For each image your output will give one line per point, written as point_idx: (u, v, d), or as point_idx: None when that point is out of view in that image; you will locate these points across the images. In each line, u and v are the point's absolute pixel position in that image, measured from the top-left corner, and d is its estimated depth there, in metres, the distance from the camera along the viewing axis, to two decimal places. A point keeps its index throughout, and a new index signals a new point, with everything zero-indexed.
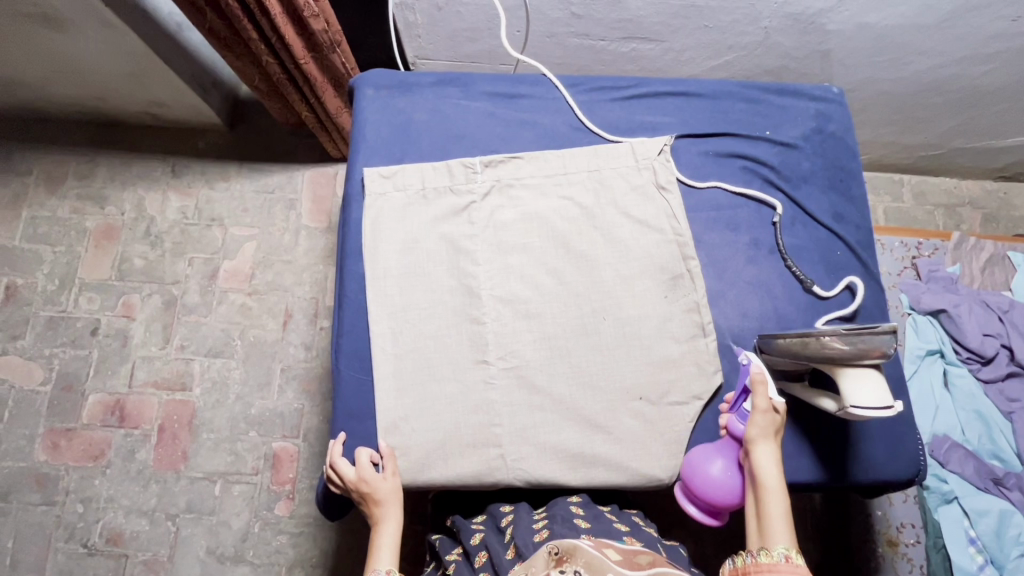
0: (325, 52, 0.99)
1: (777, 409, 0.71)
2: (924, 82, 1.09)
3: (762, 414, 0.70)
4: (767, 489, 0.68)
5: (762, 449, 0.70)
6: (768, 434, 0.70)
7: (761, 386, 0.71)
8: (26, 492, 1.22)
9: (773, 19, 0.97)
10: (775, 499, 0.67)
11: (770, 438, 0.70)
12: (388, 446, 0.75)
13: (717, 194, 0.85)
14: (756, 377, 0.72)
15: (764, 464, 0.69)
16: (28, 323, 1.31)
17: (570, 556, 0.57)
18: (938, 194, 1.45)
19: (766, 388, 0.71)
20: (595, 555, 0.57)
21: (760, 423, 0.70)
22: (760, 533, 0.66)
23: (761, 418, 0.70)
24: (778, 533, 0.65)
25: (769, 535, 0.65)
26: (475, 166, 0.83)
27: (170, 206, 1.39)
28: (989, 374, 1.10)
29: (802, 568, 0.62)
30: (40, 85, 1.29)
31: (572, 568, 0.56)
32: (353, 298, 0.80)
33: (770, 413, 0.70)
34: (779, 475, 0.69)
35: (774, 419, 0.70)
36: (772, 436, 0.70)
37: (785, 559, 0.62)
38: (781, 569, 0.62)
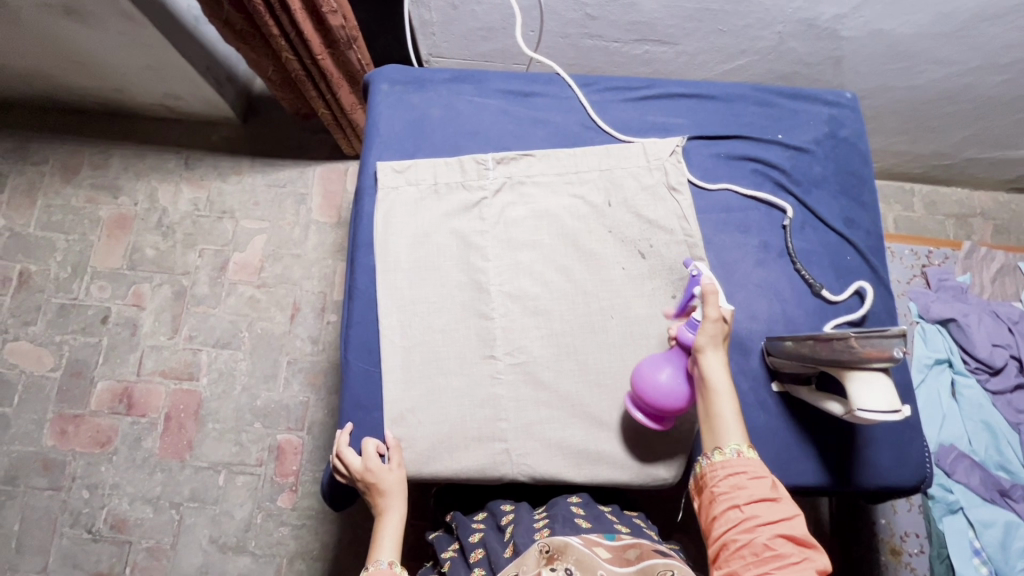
0: (342, 48, 0.99)
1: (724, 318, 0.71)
2: (936, 91, 1.09)
3: (712, 323, 0.70)
4: (716, 393, 0.68)
5: (712, 357, 0.69)
6: (716, 342, 0.70)
7: (711, 296, 0.71)
8: (33, 476, 1.24)
9: (786, 24, 0.97)
10: (725, 402, 0.68)
11: (719, 346, 0.70)
12: (394, 438, 0.75)
13: (728, 197, 0.86)
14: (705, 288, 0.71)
15: (714, 371, 0.69)
16: (39, 310, 1.33)
17: (561, 553, 0.61)
18: (949, 204, 1.44)
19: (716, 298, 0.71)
20: (584, 551, 0.61)
21: (710, 332, 0.70)
22: (712, 435, 0.67)
23: (711, 327, 0.70)
24: (730, 433, 0.67)
25: (721, 435, 0.67)
26: (487, 162, 0.84)
27: (182, 197, 1.40)
28: (997, 385, 1.09)
29: (754, 460, 0.65)
30: (58, 75, 1.30)
31: (563, 566, 0.60)
32: (363, 290, 0.80)
33: (718, 322, 0.70)
34: (728, 379, 0.69)
35: (722, 327, 0.70)
36: (720, 344, 0.71)
37: (737, 454, 0.65)
38: (735, 464, 0.64)
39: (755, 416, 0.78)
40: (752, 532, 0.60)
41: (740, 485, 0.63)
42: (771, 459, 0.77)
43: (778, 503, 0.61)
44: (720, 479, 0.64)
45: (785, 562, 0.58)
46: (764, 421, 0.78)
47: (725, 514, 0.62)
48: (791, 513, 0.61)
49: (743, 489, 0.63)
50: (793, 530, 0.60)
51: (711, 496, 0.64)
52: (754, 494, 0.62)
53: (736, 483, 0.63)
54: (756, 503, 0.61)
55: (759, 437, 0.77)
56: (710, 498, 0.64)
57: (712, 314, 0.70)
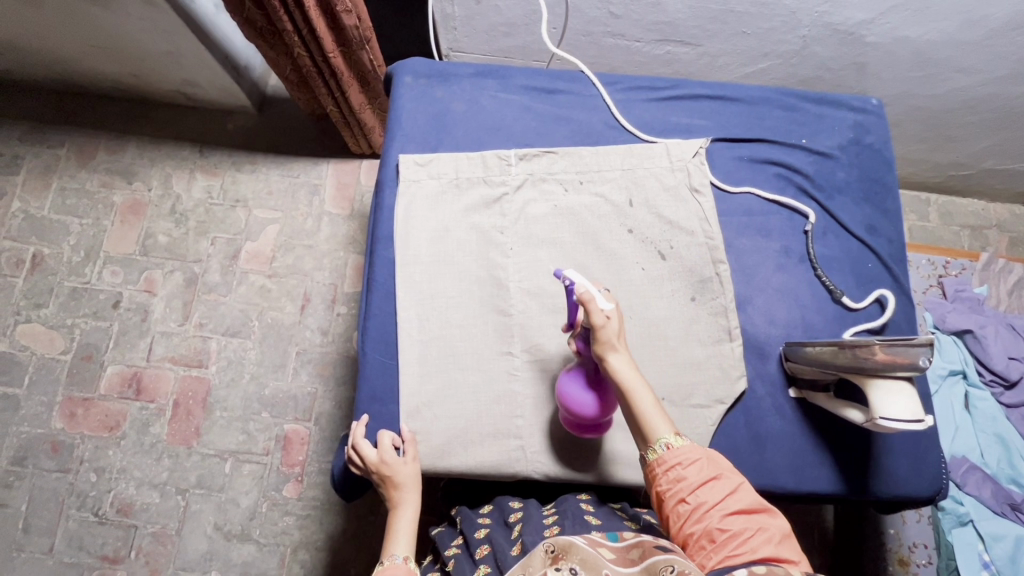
0: (354, 48, 0.99)
1: (613, 315, 0.68)
2: (958, 100, 1.08)
3: (603, 328, 0.67)
4: (634, 392, 0.67)
5: (616, 358, 0.67)
6: (615, 341, 0.68)
7: (590, 301, 0.67)
8: (42, 457, 1.24)
9: (811, 28, 0.96)
10: (643, 396, 0.67)
11: (619, 344, 0.68)
12: (410, 431, 0.75)
13: (750, 200, 0.85)
14: (584, 295, 0.67)
15: (623, 372, 0.67)
16: (52, 292, 1.33)
17: (566, 552, 0.59)
18: (965, 215, 1.43)
19: (597, 302, 0.67)
20: (589, 551, 0.59)
21: (604, 339, 0.67)
22: (642, 435, 0.67)
23: (604, 333, 0.67)
24: (656, 426, 0.66)
25: (648, 433, 0.66)
26: (510, 158, 0.83)
27: (196, 184, 1.40)
28: (1012, 398, 1.09)
29: (685, 447, 0.64)
30: (78, 58, 1.31)
31: (568, 565, 0.57)
32: (382, 281, 0.80)
33: (610, 324, 0.67)
34: (637, 372, 0.68)
35: (616, 325, 0.67)
36: (619, 340, 0.68)
37: (668, 448, 0.64)
38: (668, 459, 0.64)
39: (771, 420, 0.78)
40: (703, 520, 0.60)
41: (681, 477, 0.63)
42: (787, 464, 0.76)
43: (719, 482, 0.62)
44: (662, 477, 0.64)
45: (742, 539, 0.58)
46: (779, 426, 0.78)
47: (674, 510, 0.62)
48: (733, 487, 0.62)
49: (684, 479, 0.63)
50: (740, 505, 0.61)
51: (658, 496, 0.64)
52: (695, 482, 0.62)
53: (677, 476, 0.63)
54: (701, 489, 0.62)
55: (775, 442, 0.77)
56: (658, 499, 0.64)
57: (600, 320, 0.67)
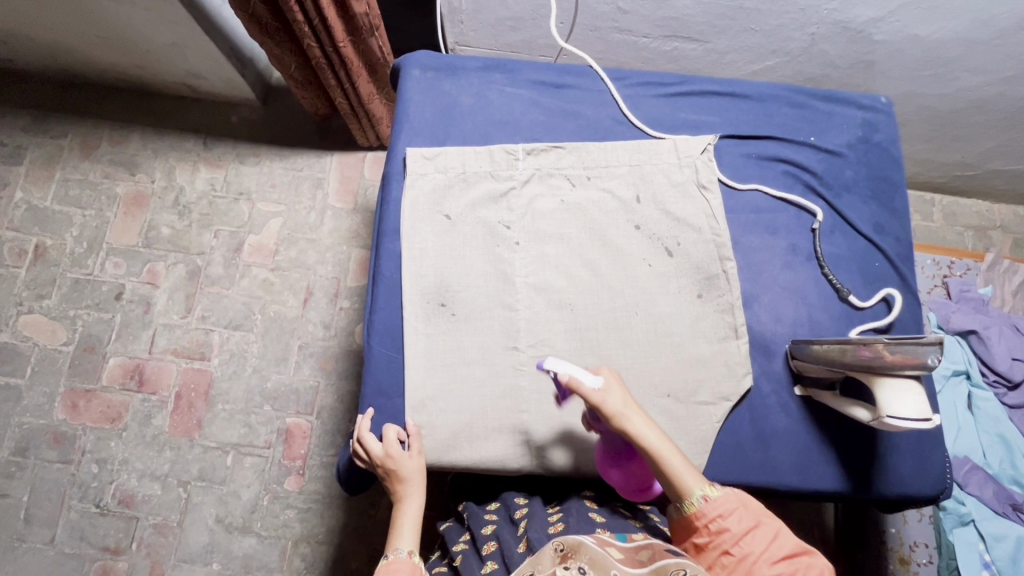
0: (364, 36, 0.99)
1: (607, 387, 0.68)
2: (966, 100, 1.07)
3: (605, 402, 0.67)
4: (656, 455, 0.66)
5: (632, 424, 0.67)
6: (624, 409, 0.67)
7: (580, 381, 0.68)
8: (44, 448, 1.24)
9: (820, 25, 0.96)
10: (669, 455, 0.66)
11: (628, 410, 0.67)
12: (415, 425, 0.75)
13: (757, 197, 0.85)
14: (571, 380, 0.68)
15: (642, 438, 0.66)
16: (54, 284, 1.33)
17: (575, 552, 0.60)
18: (969, 215, 1.43)
19: (586, 381, 0.68)
20: (597, 550, 0.60)
21: (608, 414, 0.67)
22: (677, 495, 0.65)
23: (607, 406, 0.67)
24: (687, 481, 0.65)
25: (682, 491, 0.65)
26: (517, 153, 0.83)
27: (199, 177, 1.40)
28: (1015, 399, 1.09)
29: (722, 499, 0.63)
30: (81, 48, 1.30)
31: (576, 565, 0.58)
32: (388, 274, 0.80)
33: (610, 395, 0.68)
34: (654, 432, 0.67)
35: (616, 395, 0.67)
36: (626, 406, 0.68)
37: (705, 501, 0.63)
38: (709, 513, 0.63)
39: (776, 418, 0.78)
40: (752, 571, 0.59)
41: (723, 529, 0.62)
42: (792, 462, 0.76)
43: (761, 529, 0.61)
44: (703, 529, 0.63)
45: None
46: (784, 424, 0.78)
47: (718, 562, 0.61)
48: (775, 532, 0.61)
49: (726, 531, 0.62)
50: (784, 549, 0.60)
51: (700, 550, 0.63)
52: (738, 532, 0.61)
53: (718, 528, 0.62)
54: (746, 537, 0.61)
55: (780, 439, 0.77)
56: (699, 553, 0.63)
57: (597, 397, 0.67)
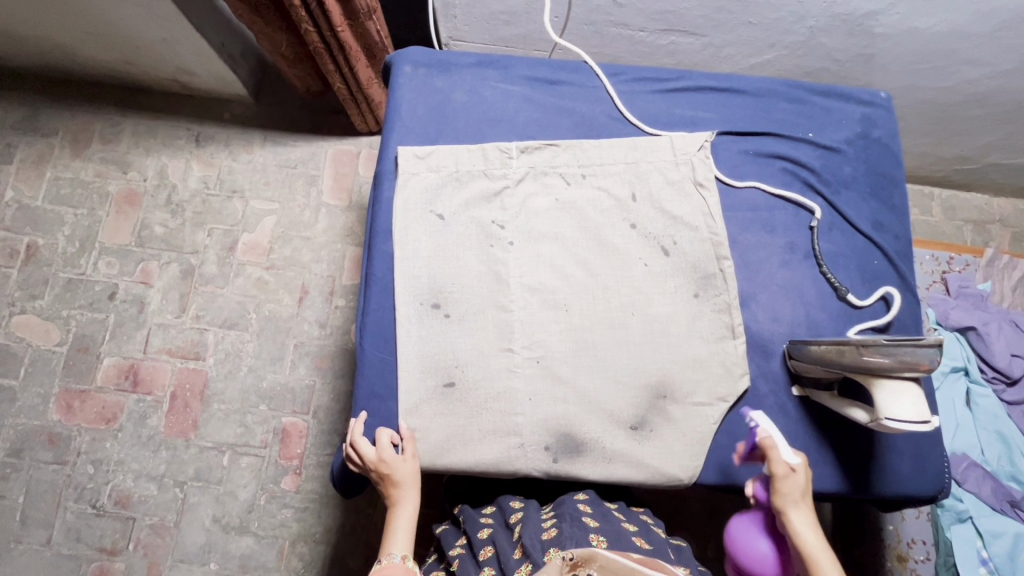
0: (362, 20, 0.97)
1: (797, 469, 0.69)
2: (967, 93, 1.06)
3: (785, 480, 0.69)
4: (814, 558, 0.65)
5: (797, 514, 0.67)
6: (797, 496, 0.68)
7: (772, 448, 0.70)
8: (39, 449, 1.24)
9: (819, 18, 0.94)
10: (827, 567, 0.64)
11: (801, 500, 0.68)
12: (408, 429, 0.75)
13: (755, 195, 0.84)
14: (767, 439, 0.71)
15: (803, 534, 0.66)
16: (47, 284, 1.32)
17: (586, 560, 0.59)
18: (968, 209, 1.41)
19: (780, 450, 0.70)
20: (609, 557, 0.59)
21: (784, 492, 0.68)
22: None
23: (785, 484, 0.68)
24: None
25: None
26: (510, 150, 0.82)
27: (192, 174, 1.38)
28: (1013, 395, 1.09)
29: None
30: (71, 45, 1.28)
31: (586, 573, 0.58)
32: (380, 276, 0.79)
33: (794, 477, 0.69)
34: (821, 538, 0.66)
35: (800, 481, 0.68)
36: (802, 498, 0.68)
37: None
38: None
39: (774, 419, 0.77)
40: None
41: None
42: None
43: None
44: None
45: None
46: (782, 424, 0.77)
47: None
48: None
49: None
50: None
51: None
52: None
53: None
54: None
55: None
56: None
57: (783, 470, 0.69)
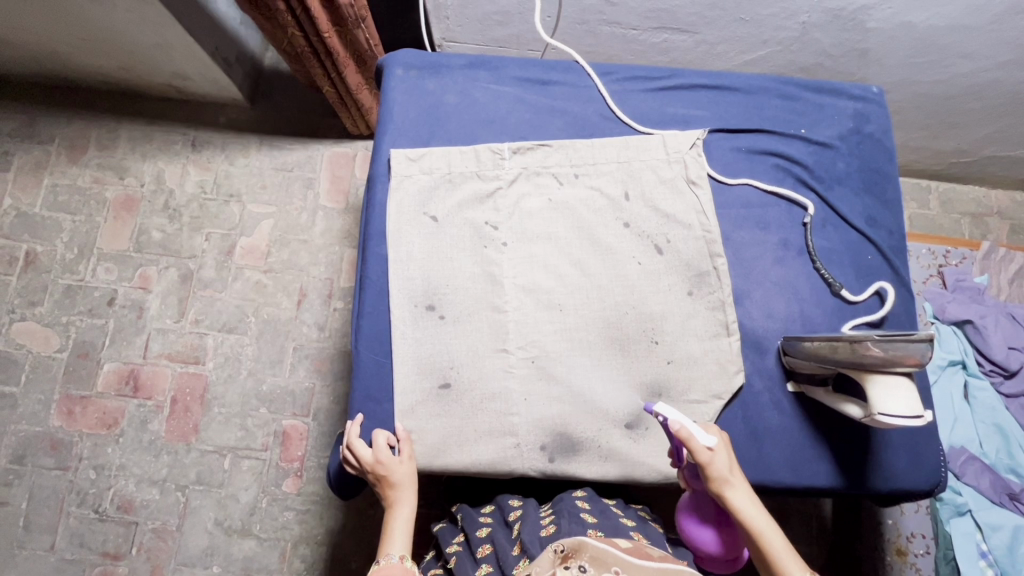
0: (349, 27, 0.97)
1: (717, 449, 0.67)
2: (963, 86, 1.05)
3: (713, 465, 0.67)
4: (761, 531, 0.65)
5: (734, 493, 0.67)
6: (728, 475, 0.67)
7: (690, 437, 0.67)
8: (41, 455, 1.24)
9: (812, 14, 0.94)
10: (772, 536, 0.65)
11: (732, 477, 0.67)
12: (405, 430, 0.75)
13: (748, 192, 0.84)
14: (682, 432, 0.67)
15: (745, 512, 0.66)
16: (46, 290, 1.32)
17: (576, 552, 0.58)
18: (966, 202, 1.41)
19: (697, 438, 0.67)
20: (599, 547, 0.59)
21: (715, 476, 0.67)
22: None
23: (714, 470, 0.67)
24: (789, 565, 0.64)
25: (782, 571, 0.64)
26: (503, 151, 0.82)
27: (189, 179, 1.39)
28: (1011, 388, 1.09)
29: None
30: (66, 52, 1.28)
31: (577, 564, 0.57)
32: (374, 278, 0.79)
33: (718, 458, 0.67)
34: (760, 507, 0.67)
35: (725, 460, 0.67)
36: (732, 473, 0.68)
37: None
38: None
39: (769, 416, 0.77)
40: None
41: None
42: (785, 460, 0.76)
43: None
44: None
45: None
46: (778, 421, 0.77)
47: None
48: None
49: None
50: None
51: None
52: None
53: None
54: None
55: (773, 437, 0.76)
56: None
57: (706, 457, 0.67)
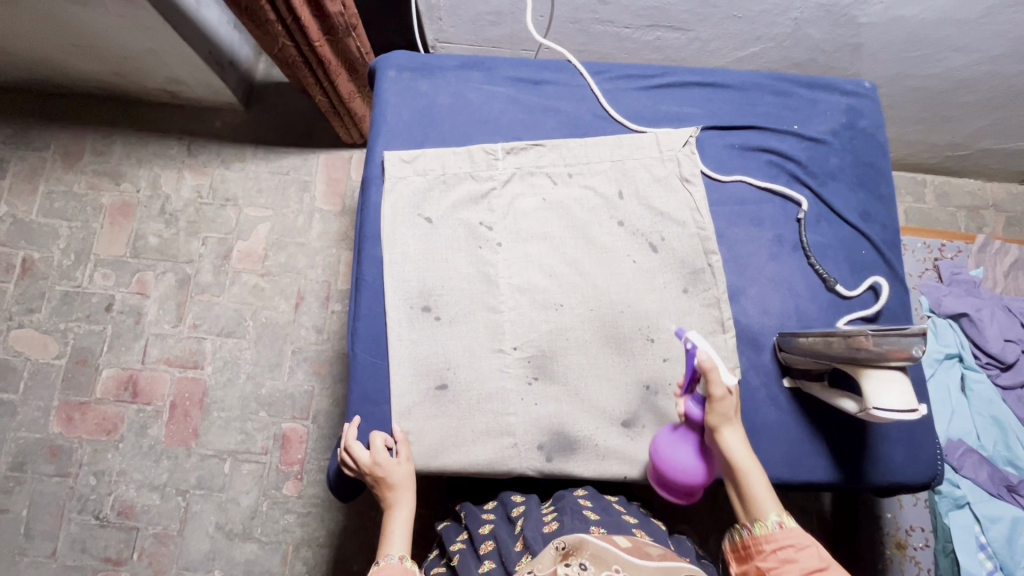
0: (340, 36, 0.97)
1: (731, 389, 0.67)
2: (956, 79, 1.06)
3: (722, 401, 0.67)
4: (745, 470, 0.66)
5: (731, 433, 0.67)
6: (731, 415, 0.68)
7: (712, 370, 0.66)
8: (41, 462, 1.24)
9: (804, 10, 0.95)
10: (756, 476, 0.66)
11: (734, 418, 0.68)
12: (402, 431, 0.75)
13: (741, 189, 0.84)
14: (707, 362, 0.66)
15: (737, 451, 0.67)
16: (44, 297, 1.32)
17: (576, 549, 0.59)
18: (961, 195, 1.41)
19: (718, 372, 0.67)
20: (599, 545, 0.59)
21: (720, 412, 0.67)
22: (747, 510, 0.65)
23: (722, 406, 0.67)
24: (766, 504, 0.64)
25: (758, 507, 0.64)
26: (496, 152, 0.82)
27: (185, 184, 1.39)
28: (1008, 380, 1.09)
29: (797, 530, 0.62)
30: (60, 58, 1.28)
31: (578, 561, 0.57)
32: (370, 281, 0.79)
33: (730, 396, 0.67)
34: (750, 450, 0.68)
35: (735, 399, 0.67)
36: (734, 415, 0.68)
37: (780, 526, 0.62)
38: (780, 538, 0.61)
39: (766, 411, 0.77)
40: None
41: (791, 559, 0.60)
42: (783, 456, 0.76)
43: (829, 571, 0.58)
44: (767, 554, 0.61)
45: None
46: (775, 417, 0.77)
47: None
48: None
49: (794, 562, 0.60)
50: None
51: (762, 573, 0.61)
52: (806, 567, 0.59)
53: (786, 557, 0.60)
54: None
55: (770, 433, 0.77)
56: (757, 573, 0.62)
57: (720, 392, 0.66)
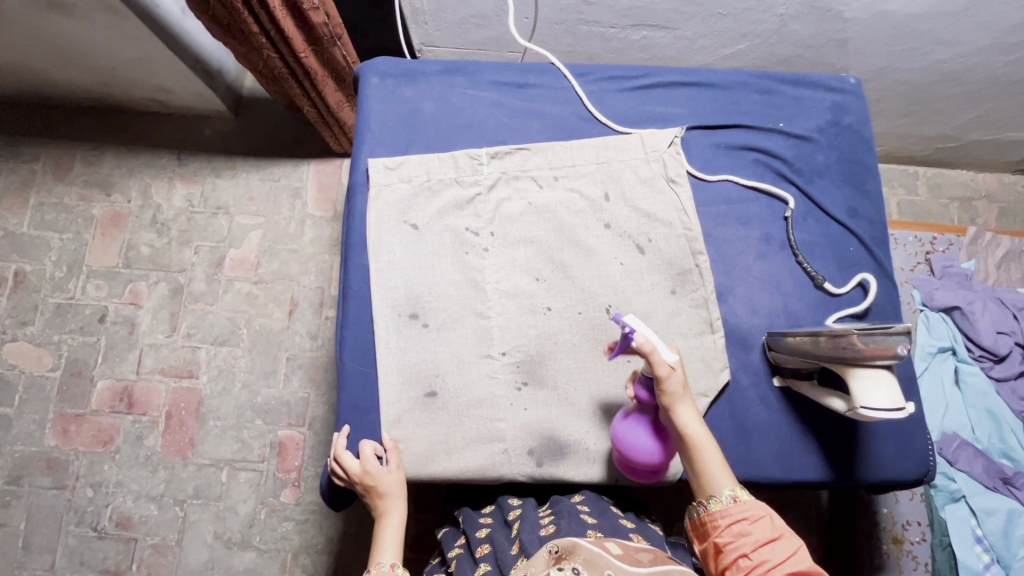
0: (325, 46, 0.96)
1: (676, 366, 0.67)
2: (943, 72, 1.05)
3: (669, 379, 0.67)
4: (699, 447, 0.66)
5: (682, 410, 0.67)
6: (681, 392, 0.67)
7: (654, 351, 0.66)
8: (38, 475, 1.24)
9: (789, 6, 0.94)
10: (710, 452, 0.67)
11: (684, 395, 0.67)
12: (392, 440, 0.75)
13: (728, 188, 0.84)
14: (646, 345, 0.66)
15: (690, 427, 0.67)
16: (37, 310, 1.32)
17: (569, 553, 0.59)
18: (953, 186, 1.41)
19: (660, 352, 0.66)
20: (592, 550, 0.59)
21: (668, 391, 0.67)
22: (703, 486, 0.66)
23: (669, 385, 0.66)
24: (720, 479, 0.65)
25: (712, 483, 0.66)
26: (481, 157, 0.82)
27: (176, 193, 1.38)
28: (1001, 372, 1.08)
29: (750, 502, 0.64)
30: (47, 70, 1.28)
31: (570, 565, 0.58)
32: (357, 289, 0.79)
33: (676, 374, 0.67)
34: (703, 425, 0.68)
35: (681, 376, 0.67)
36: (684, 392, 0.68)
37: (734, 501, 0.64)
38: (735, 512, 0.63)
39: (757, 411, 0.77)
40: None
41: (745, 532, 0.62)
42: (775, 454, 0.76)
43: (781, 541, 0.61)
44: (723, 530, 0.63)
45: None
46: (766, 416, 0.77)
47: (735, 563, 0.61)
48: (797, 545, 0.61)
49: (748, 535, 0.62)
50: (800, 565, 0.60)
51: (720, 549, 0.63)
52: (760, 538, 0.61)
53: (740, 530, 0.62)
54: (763, 547, 0.60)
55: (761, 432, 0.77)
56: (716, 550, 0.63)
57: (664, 371, 0.66)
